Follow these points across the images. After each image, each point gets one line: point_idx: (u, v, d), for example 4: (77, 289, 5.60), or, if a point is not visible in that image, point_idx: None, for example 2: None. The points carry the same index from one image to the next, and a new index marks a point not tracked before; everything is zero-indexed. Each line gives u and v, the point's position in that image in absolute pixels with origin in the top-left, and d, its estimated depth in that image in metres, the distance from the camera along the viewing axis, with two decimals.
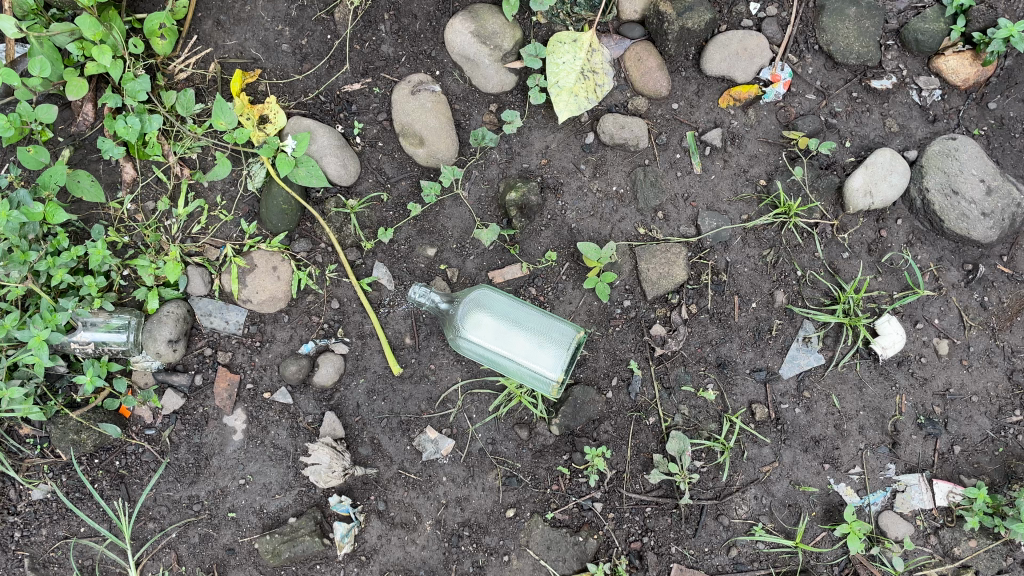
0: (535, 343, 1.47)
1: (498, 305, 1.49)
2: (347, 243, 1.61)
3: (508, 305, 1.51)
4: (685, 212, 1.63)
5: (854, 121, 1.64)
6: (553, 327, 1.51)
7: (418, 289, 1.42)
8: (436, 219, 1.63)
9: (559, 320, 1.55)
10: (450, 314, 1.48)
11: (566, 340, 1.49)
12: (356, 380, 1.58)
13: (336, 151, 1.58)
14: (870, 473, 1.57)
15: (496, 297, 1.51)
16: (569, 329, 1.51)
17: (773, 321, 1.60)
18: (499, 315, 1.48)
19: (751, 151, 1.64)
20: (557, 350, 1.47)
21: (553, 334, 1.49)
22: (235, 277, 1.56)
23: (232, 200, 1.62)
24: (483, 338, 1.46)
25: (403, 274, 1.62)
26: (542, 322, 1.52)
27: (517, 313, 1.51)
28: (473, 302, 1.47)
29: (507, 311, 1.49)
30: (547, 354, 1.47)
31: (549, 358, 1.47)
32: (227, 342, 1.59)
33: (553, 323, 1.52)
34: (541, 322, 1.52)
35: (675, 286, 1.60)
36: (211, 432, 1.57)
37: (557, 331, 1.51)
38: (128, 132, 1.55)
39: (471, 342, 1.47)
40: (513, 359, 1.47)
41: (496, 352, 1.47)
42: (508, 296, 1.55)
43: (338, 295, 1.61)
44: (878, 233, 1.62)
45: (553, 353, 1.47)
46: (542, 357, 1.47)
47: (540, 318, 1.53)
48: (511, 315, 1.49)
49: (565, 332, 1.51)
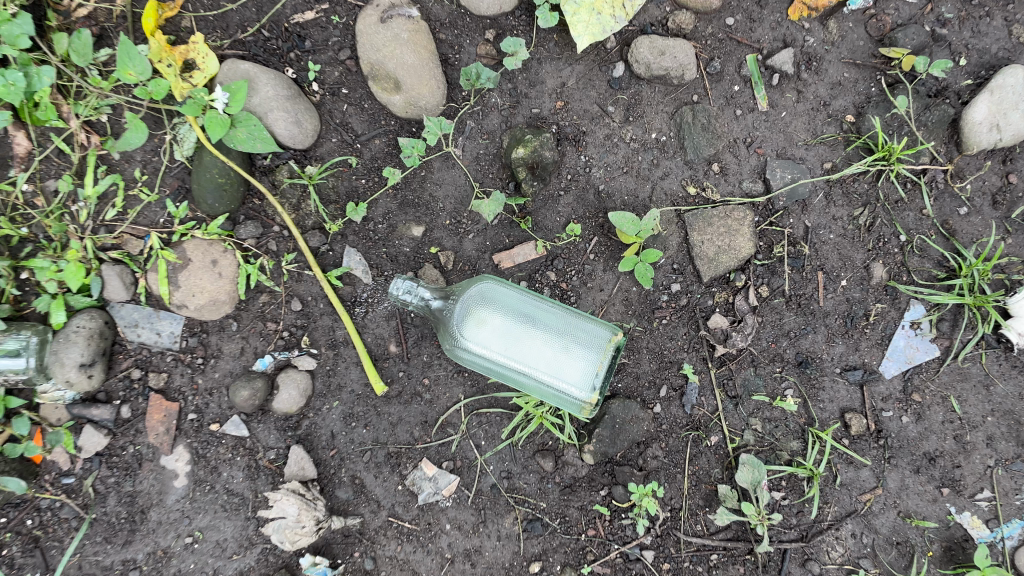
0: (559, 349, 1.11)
1: (508, 302, 1.13)
2: (307, 226, 1.24)
3: (521, 302, 1.15)
4: (749, 162, 1.24)
5: (970, 31, 1.22)
6: (581, 327, 1.15)
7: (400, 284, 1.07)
8: (421, 187, 1.25)
9: (585, 318, 1.19)
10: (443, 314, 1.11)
11: (598, 344, 1.13)
12: (328, 404, 1.22)
13: (286, 103, 1.21)
14: (1003, 498, 1.19)
15: (505, 294, 1.14)
16: (603, 332, 1.15)
17: (870, 304, 1.22)
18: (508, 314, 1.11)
19: (833, 78, 1.24)
20: (586, 357, 1.11)
21: (582, 335, 1.13)
22: (164, 276, 1.21)
23: (156, 174, 1.25)
24: (489, 345, 1.10)
25: (382, 262, 1.25)
26: (564, 320, 1.15)
27: (532, 310, 1.14)
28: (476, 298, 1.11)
29: (519, 309, 1.13)
30: (573, 361, 1.11)
31: (577, 367, 1.10)
32: (161, 361, 1.23)
33: (582, 323, 1.16)
34: (563, 321, 1.15)
35: (739, 263, 1.22)
36: (145, 478, 1.22)
37: (587, 333, 1.14)
38: (10, 92, 1.15)
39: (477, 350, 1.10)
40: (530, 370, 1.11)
41: (507, 361, 1.10)
42: (522, 292, 1.19)
43: (300, 293, 1.24)
44: (1005, 179, 1.22)
45: (581, 359, 1.10)
46: (567, 366, 1.11)
47: (561, 316, 1.16)
48: (524, 313, 1.13)
49: (596, 334, 1.14)
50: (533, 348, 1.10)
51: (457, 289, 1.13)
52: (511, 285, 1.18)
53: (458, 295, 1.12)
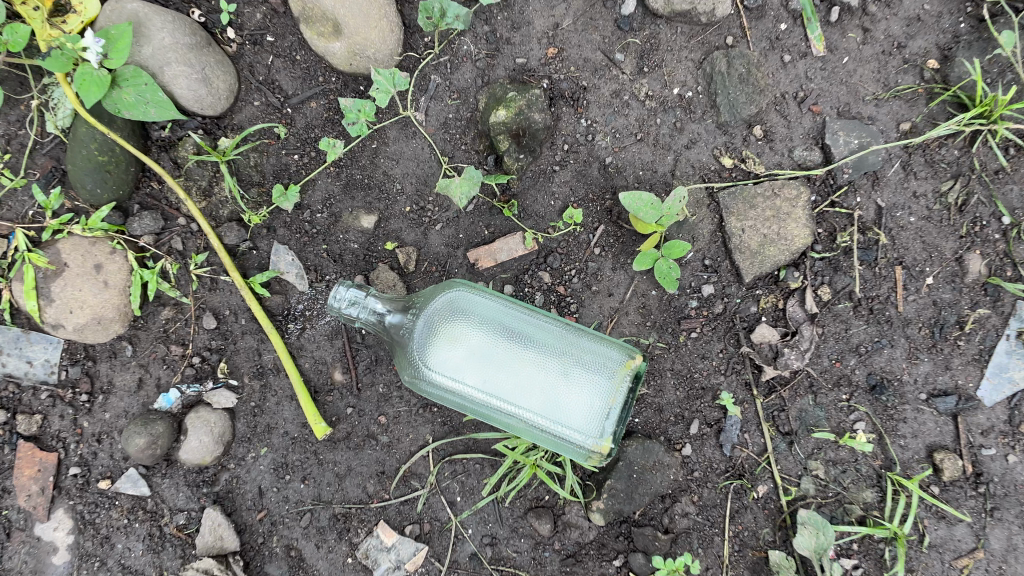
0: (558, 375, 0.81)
1: (489, 314, 0.83)
2: (222, 217, 0.94)
3: (506, 314, 0.85)
4: (801, 125, 0.95)
5: None
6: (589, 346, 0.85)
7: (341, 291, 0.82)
8: (372, 163, 0.95)
9: (593, 336, 0.89)
10: (399, 330, 0.82)
11: (612, 370, 0.83)
12: (254, 452, 0.93)
13: (187, 55, 0.90)
14: None
15: (486, 304, 0.85)
16: (618, 353, 0.85)
17: (964, 308, 0.92)
18: (489, 330, 0.82)
19: (910, 11, 0.94)
20: (595, 387, 0.81)
21: (589, 358, 0.83)
22: (31, 286, 0.89)
23: (21, 150, 0.94)
24: (462, 370, 0.80)
25: (323, 264, 0.95)
26: (565, 338, 0.86)
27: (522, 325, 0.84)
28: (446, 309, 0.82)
29: (505, 322, 0.84)
30: (577, 393, 0.81)
31: (582, 400, 0.80)
32: (33, 399, 0.94)
33: (590, 342, 0.86)
34: (564, 339, 0.85)
35: (791, 258, 0.92)
36: (17, 552, 0.93)
37: (596, 355, 0.84)
38: None
39: (444, 377, 0.80)
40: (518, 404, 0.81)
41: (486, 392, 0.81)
42: (508, 302, 0.89)
43: (216, 307, 0.94)
44: None
45: (588, 390, 0.81)
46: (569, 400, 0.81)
47: (562, 333, 0.87)
48: (511, 328, 0.83)
49: (609, 356, 0.84)
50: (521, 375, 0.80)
51: (420, 298, 0.83)
52: (494, 294, 0.89)
53: (419, 305, 0.82)
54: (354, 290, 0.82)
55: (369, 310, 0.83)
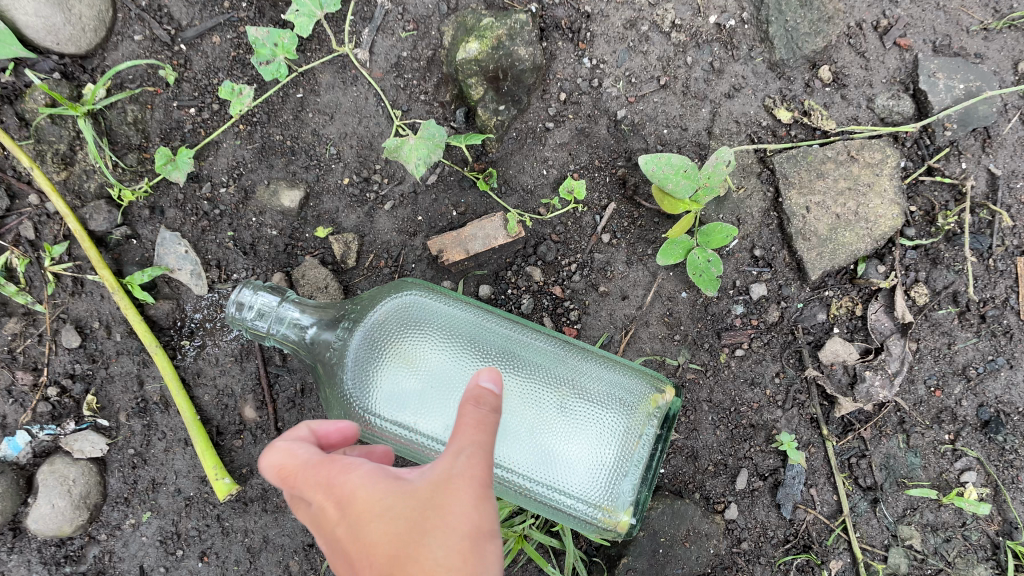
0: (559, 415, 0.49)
1: (451, 324, 0.51)
2: (88, 197, 0.69)
3: (476, 321, 0.53)
4: (884, 65, 0.69)
5: None
6: (599, 367, 0.54)
7: (248, 295, 0.52)
8: (297, 120, 0.69)
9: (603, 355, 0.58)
10: (324, 349, 0.50)
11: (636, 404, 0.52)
12: (136, 518, 0.68)
13: None
14: None
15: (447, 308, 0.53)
16: (642, 381, 0.54)
17: None
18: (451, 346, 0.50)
19: None
20: (613, 434, 0.50)
21: (601, 386, 0.52)
22: None
23: None
24: (409, 412, 0.48)
25: (230, 258, 0.69)
26: (565, 357, 0.54)
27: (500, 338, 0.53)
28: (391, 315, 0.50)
29: (475, 333, 0.52)
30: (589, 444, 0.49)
31: (594, 455, 0.49)
32: None
33: (602, 363, 0.55)
34: (562, 358, 0.54)
35: (876, 248, 0.67)
36: None
37: (612, 381, 0.53)
38: None
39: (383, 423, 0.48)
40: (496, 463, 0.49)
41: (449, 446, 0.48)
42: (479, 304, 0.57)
43: (81, 318, 0.68)
44: None
45: (604, 439, 0.49)
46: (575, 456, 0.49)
47: (559, 348, 0.55)
48: (487, 343, 0.51)
49: (628, 383, 0.53)
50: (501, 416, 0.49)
51: (360, 300, 0.52)
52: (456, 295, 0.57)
53: (358, 310, 0.51)
54: (263, 295, 0.52)
55: (284, 322, 0.51)
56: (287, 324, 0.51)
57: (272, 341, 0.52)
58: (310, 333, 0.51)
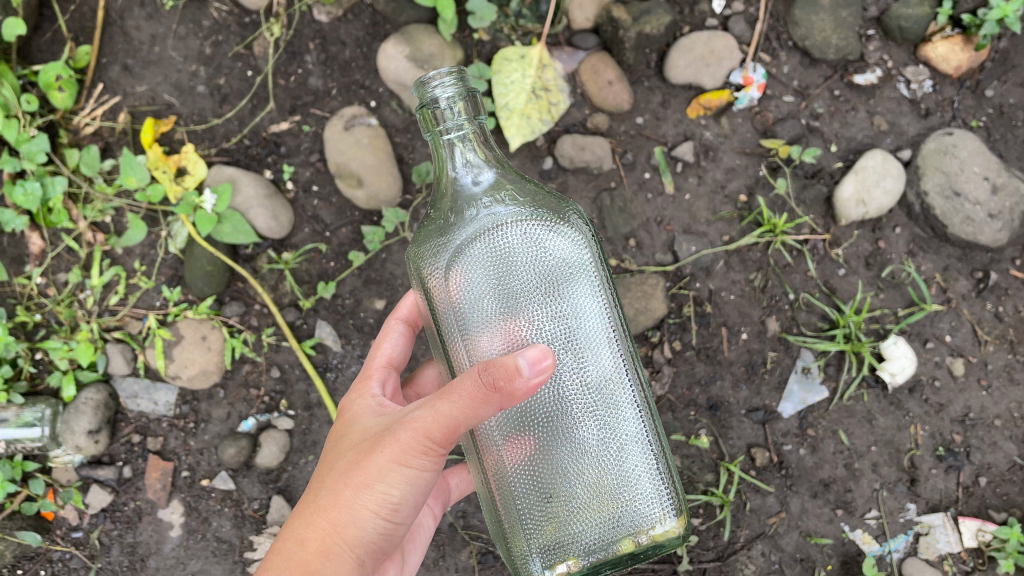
0: (580, 498, 0.84)
1: (579, 290, 0.85)
2: (284, 302, 1.45)
3: (603, 301, 0.88)
4: (659, 237, 1.46)
5: (839, 122, 1.49)
6: (653, 461, 0.89)
7: (441, 90, 0.84)
8: (382, 267, 1.45)
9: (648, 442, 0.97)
10: (465, 196, 0.86)
11: (636, 523, 0.86)
12: (304, 458, 1.42)
13: (263, 201, 1.41)
14: (888, 516, 1.39)
15: (584, 266, 0.87)
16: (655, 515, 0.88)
17: (767, 353, 1.43)
18: (570, 339, 0.83)
19: (728, 164, 1.47)
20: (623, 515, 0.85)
21: (632, 496, 0.85)
22: (161, 351, 1.40)
23: (153, 264, 1.45)
24: (535, 253, 0.84)
25: (350, 332, 1.45)
26: (627, 452, 0.85)
27: (617, 390, 0.86)
28: (517, 240, 0.84)
29: (595, 368, 0.85)
30: (588, 526, 0.84)
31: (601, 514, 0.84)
32: (157, 426, 1.43)
33: (653, 465, 0.88)
34: (640, 455, 0.87)
35: (655, 321, 1.43)
36: (144, 530, 1.42)
37: (647, 473, 0.87)
38: (29, 200, 1.40)
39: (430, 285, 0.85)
40: (523, 493, 0.86)
41: (570, 418, 0.82)
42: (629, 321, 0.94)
43: (279, 362, 1.44)
44: (875, 245, 1.46)
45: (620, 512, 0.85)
46: (573, 527, 0.84)
47: (636, 439, 0.87)
48: (620, 405, 0.86)
49: (654, 504, 0.87)
50: (552, 472, 0.83)
51: (519, 189, 0.89)
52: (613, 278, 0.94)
53: (501, 198, 0.86)
54: (457, 127, 0.86)
55: (463, 159, 0.87)
56: (457, 153, 0.87)
57: (434, 134, 0.87)
58: (459, 172, 0.87)
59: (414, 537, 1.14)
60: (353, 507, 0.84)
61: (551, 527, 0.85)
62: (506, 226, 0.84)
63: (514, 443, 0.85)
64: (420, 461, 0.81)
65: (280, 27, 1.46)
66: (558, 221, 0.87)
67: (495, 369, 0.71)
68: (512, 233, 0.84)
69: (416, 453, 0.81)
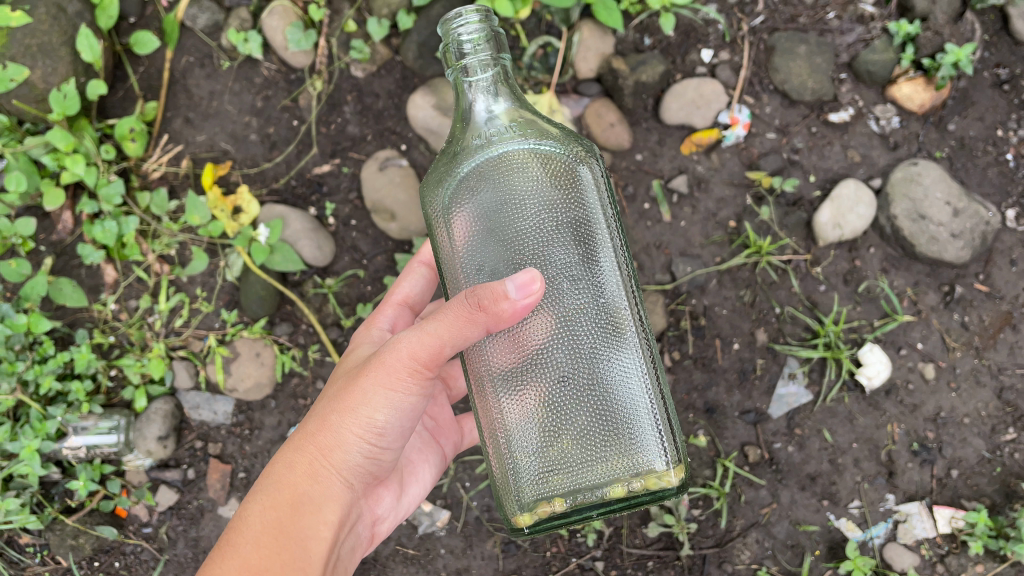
0: (569, 433, 0.96)
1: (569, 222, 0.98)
2: (328, 322, 1.65)
3: (597, 232, 0.99)
4: (659, 260, 1.64)
5: (816, 156, 1.66)
6: (655, 407, 1.00)
7: (466, 28, 0.99)
8: None
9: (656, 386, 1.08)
10: (478, 124, 1.01)
11: (628, 462, 0.97)
12: None
13: (310, 234, 1.61)
14: (869, 506, 1.58)
15: (578, 196, 0.99)
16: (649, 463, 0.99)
17: (757, 361, 1.61)
18: (568, 274, 0.96)
19: (718, 195, 1.66)
20: (611, 453, 0.97)
21: (622, 437, 0.97)
22: (220, 367, 1.60)
23: (212, 290, 1.66)
24: (539, 188, 0.97)
25: None
26: (618, 394, 0.97)
27: (615, 333, 0.99)
28: (524, 170, 0.97)
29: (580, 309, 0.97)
30: (577, 460, 0.96)
31: (588, 450, 0.96)
32: (217, 433, 1.63)
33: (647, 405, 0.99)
34: (638, 399, 0.99)
35: (656, 335, 1.62)
36: (207, 524, 1.63)
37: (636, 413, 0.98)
38: (106, 236, 1.60)
39: (437, 195, 0.99)
40: (517, 429, 0.98)
41: (563, 356, 0.96)
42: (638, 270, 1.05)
43: (323, 375, 1.64)
44: (851, 263, 1.63)
45: (606, 450, 0.97)
46: (564, 462, 0.96)
47: (631, 383, 0.99)
48: (616, 348, 0.99)
49: (647, 450, 0.98)
50: (545, 407, 0.97)
51: (532, 127, 1.01)
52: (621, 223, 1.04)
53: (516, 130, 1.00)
54: (478, 63, 1.01)
55: (482, 93, 1.01)
56: (476, 87, 1.01)
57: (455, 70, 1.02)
58: (475, 103, 1.01)
59: (416, 472, 1.29)
60: (343, 430, 1.01)
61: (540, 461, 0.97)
62: (516, 152, 0.97)
63: (508, 381, 0.98)
64: (402, 380, 0.98)
65: (322, 82, 1.67)
66: (567, 161, 0.99)
67: (482, 292, 0.87)
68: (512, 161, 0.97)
69: (399, 376, 0.97)
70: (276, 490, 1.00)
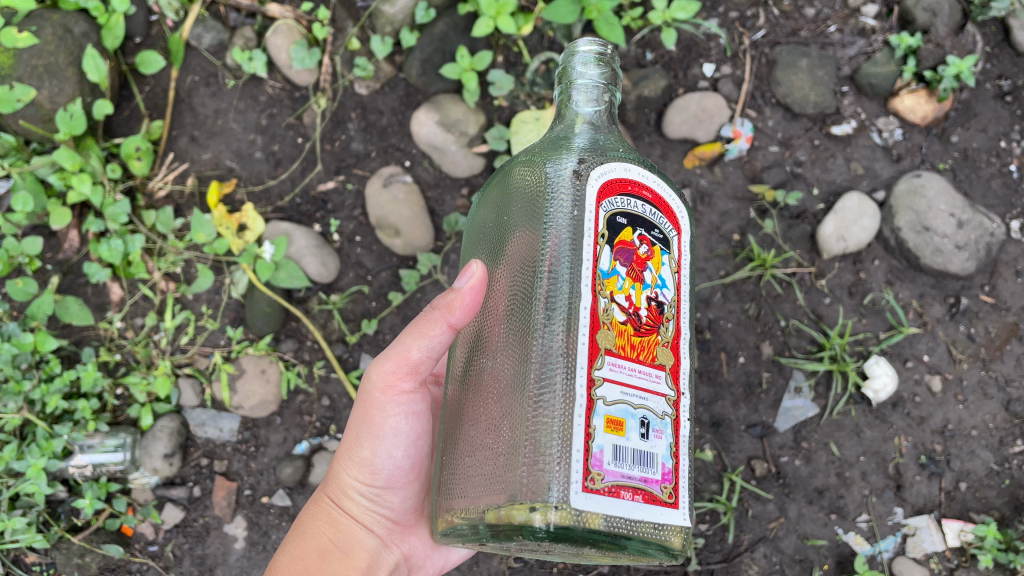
0: (481, 434, 0.94)
1: (533, 219, 0.98)
2: (333, 338, 1.65)
3: (551, 233, 0.95)
4: None
5: (819, 168, 1.66)
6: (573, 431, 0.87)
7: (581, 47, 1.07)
8: (418, 306, 1.65)
9: (666, 402, 0.93)
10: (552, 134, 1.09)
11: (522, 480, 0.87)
12: None
13: (314, 251, 1.62)
14: (878, 520, 1.57)
15: (543, 198, 0.97)
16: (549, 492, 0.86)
17: (762, 374, 1.61)
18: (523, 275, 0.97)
19: (722, 208, 1.65)
20: (508, 463, 0.89)
21: (519, 449, 0.88)
22: (225, 384, 1.61)
23: (217, 308, 1.66)
24: (529, 194, 1.00)
25: None
26: (529, 401, 0.90)
27: (549, 338, 0.91)
28: (527, 174, 1.01)
29: (529, 301, 0.94)
30: (478, 464, 0.93)
31: (490, 454, 0.92)
32: (223, 450, 1.63)
33: (586, 401, 0.87)
34: (554, 416, 0.88)
35: None
36: (213, 542, 1.63)
37: (570, 406, 0.87)
38: (112, 255, 1.61)
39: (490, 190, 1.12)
40: (459, 431, 0.99)
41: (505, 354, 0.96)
42: (622, 260, 0.93)
43: (328, 392, 1.64)
44: (856, 275, 1.63)
45: (505, 459, 0.90)
46: (469, 464, 0.94)
47: (553, 395, 0.89)
48: (548, 354, 0.91)
49: (542, 472, 0.86)
50: (479, 407, 0.96)
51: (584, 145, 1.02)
52: (602, 214, 0.93)
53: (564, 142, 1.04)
54: (583, 81, 1.08)
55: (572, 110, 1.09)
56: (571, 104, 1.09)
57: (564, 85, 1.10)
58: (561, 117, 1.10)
59: None
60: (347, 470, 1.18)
61: (480, 460, 0.92)
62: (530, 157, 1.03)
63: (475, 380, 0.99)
64: (381, 412, 1.13)
65: (326, 99, 1.68)
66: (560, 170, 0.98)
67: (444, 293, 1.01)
68: (519, 167, 1.04)
69: (377, 410, 1.13)
70: (303, 543, 1.18)
